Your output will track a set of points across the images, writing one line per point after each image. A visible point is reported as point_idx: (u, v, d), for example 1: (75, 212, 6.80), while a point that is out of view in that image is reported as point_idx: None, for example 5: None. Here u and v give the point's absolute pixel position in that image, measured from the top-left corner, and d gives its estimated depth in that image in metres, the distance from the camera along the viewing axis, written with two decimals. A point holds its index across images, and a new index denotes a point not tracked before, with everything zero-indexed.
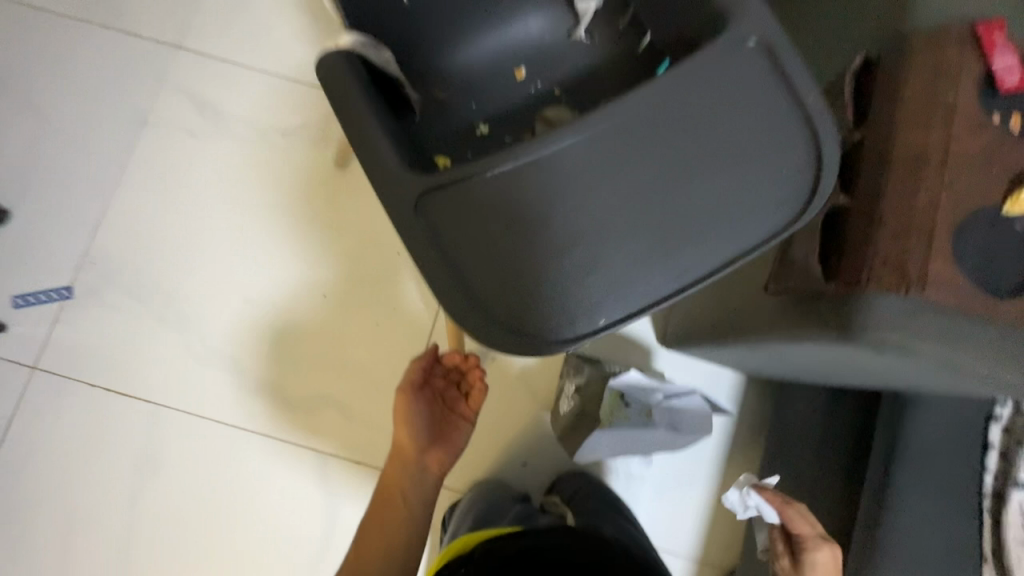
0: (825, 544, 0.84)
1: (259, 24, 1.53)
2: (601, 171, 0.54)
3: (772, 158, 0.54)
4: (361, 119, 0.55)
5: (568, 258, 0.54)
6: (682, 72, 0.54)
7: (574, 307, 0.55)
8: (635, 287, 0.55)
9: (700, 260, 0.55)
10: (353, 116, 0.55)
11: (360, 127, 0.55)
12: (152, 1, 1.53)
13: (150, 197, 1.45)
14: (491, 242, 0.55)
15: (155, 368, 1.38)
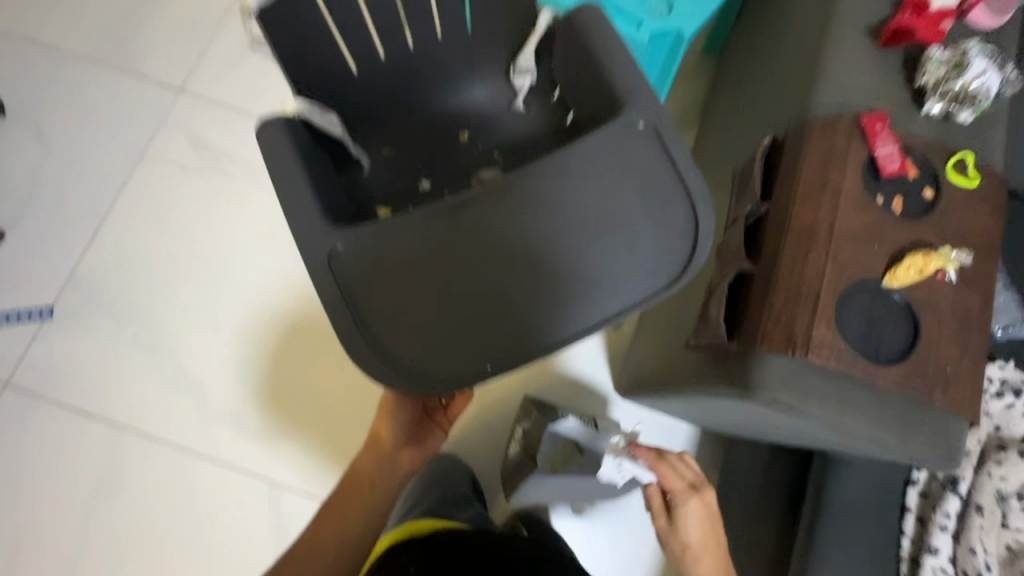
0: (694, 495, 0.87)
1: (258, 73, 1.64)
2: (506, 229, 0.60)
3: (657, 225, 0.59)
4: (289, 175, 0.61)
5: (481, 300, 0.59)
6: (580, 145, 0.60)
7: (485, 351, 0.58)
8: (557, 319, 0.58)
9: (600, 309, 0.59)
10: (281, 172, 0.61)
11: (287, 181, 0.61)
12: (162, 48, 1.65)
13: (139, 225, 1.53)
14: (401, 289, 0.59)
15: (123, 389, 1.41)
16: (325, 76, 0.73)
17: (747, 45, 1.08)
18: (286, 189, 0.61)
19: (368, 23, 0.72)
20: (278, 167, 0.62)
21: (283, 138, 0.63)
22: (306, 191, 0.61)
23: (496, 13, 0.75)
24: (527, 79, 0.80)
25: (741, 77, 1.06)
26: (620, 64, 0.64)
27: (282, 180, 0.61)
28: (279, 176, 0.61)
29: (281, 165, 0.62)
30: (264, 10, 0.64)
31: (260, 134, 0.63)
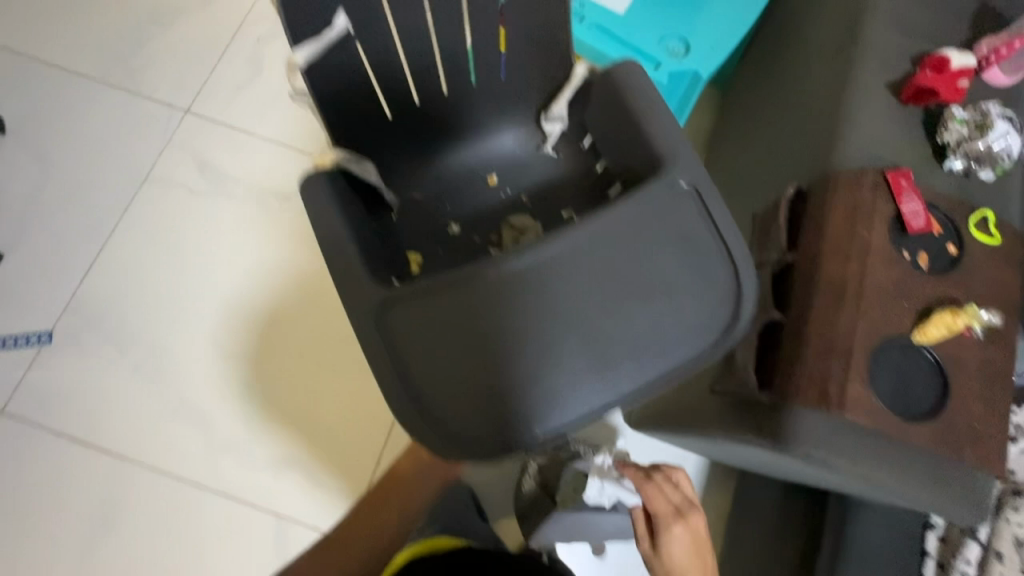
0: (681, 522, 0.83)
1: (266, 95, 1.63)
2: (547, 289, 0.60)
3: (698, 288, 0.60)
4: (334, 233, 0.62)
5: (525, 362, 0.58)
6: (622, 207, 0.61)
7: (526, 414, 0.57)
8: (601, 384, 0.58)
9: (644, 373, 0.58)
10: (327, 229, 0.63)
11: (331, 238, 0.62)
12: (169, 68, 1.64)
13: (144, 249, 1.50)
14: (444, 347, 0.59)
15: (125, 418, 1.37)
16: (360, 123, 0.72)
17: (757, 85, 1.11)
18: (334, 247, 0.62)
19: (405, 72, 0.72)
20: (324, 225, 0.63)
21: (327, 197, 0.65)
22: (352, 249, 0.62)
23: (531, 63, 0.75)
24: (558, 125, 0.81)
25: (750, 116, 1.08)
26: (659, 124, 0.65)
27: (327, 238, 0.62)
28: (324, 234, 0.62)
29: (327, 224, 0.63)
30: (311, 67, 0.64)
31: (304, 191, 0.65)
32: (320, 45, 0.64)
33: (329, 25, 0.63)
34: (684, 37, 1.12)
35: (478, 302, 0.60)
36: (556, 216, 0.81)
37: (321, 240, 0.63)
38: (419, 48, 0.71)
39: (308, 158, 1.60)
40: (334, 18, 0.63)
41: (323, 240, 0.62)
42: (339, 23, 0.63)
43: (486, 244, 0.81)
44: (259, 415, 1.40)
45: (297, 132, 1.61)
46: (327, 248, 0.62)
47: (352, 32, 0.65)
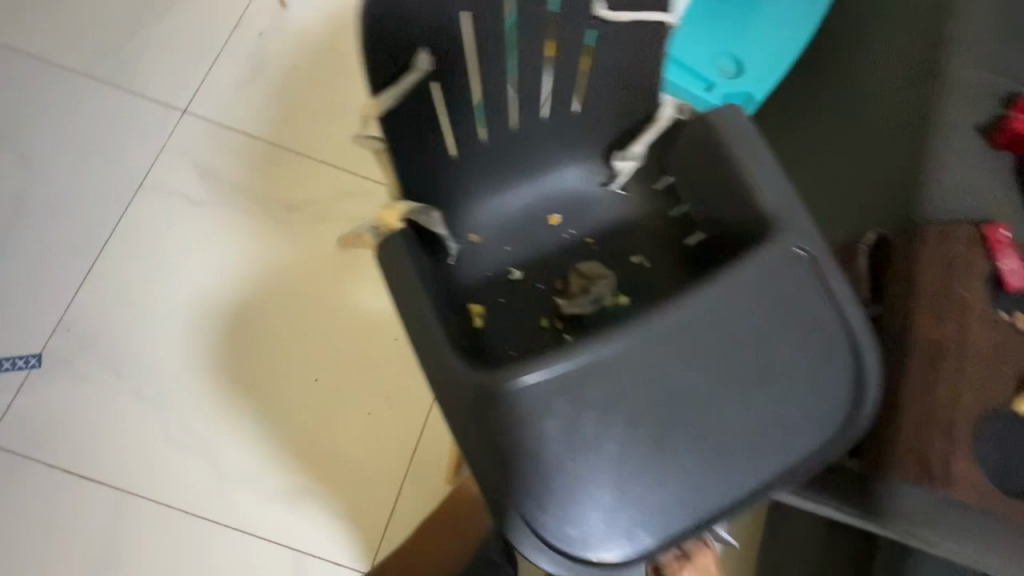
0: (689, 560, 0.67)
1: (269, 94, 1.50)
2: (660, 375, 0.52)
3: (818, 368, 0.54)
4: (414, 303, 0.55)
5: (641, 459, 0.51)
6: (736, 277, 0.55)
7: (642, 517, 0.50)
8: (726, 482, 0.51)
9: (770, 468, 0.52)
10: (406, 299, 0.55)
11: (412, 309, 0.55)
12: (162, 63, 1.50)
13: (142, 263, 1.39)
14: (546, 446, 0.50)
15: (127, 449, 1.28)
16: (424, 164, 0.64)
17: (793, 99, 1.04)
18: (413, 320, 0.54)
19: (478, 107, 0.64)
20: (402, 294, 0.55)
21: (404, 256, 0.57)
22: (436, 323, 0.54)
23: (612, 99, 0.68)
24: (631, 163, 0.73)
25: (792, 128, 1.00)
26: (768, 179, 0.59)
27: (407, 309, 0.55)
28: (403, 305, 0.55)
29: (405, 293, 0.55)
30: (389, 113, 0.57)
31: (381, 257, 0.57)
32: (401, 86, 0.56)
33: (409, 65, 0.56)
34: (736, 57, 1.05)
35: (583, 393, 0.51)
36: (625, 261, 0.75)
37: (400, 313, 0.55)
38: (496, 82, 0.63)
39: (315, 163, 1.48)
40: (413, 56, 0.55)
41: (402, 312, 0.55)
42: (419, 60, 0.56)
43: (551, 292, 0.74)
44: (272, 444, 1.32)
45: (304, 136, 1.49)
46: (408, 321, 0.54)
47: (432, 68, 0.57)
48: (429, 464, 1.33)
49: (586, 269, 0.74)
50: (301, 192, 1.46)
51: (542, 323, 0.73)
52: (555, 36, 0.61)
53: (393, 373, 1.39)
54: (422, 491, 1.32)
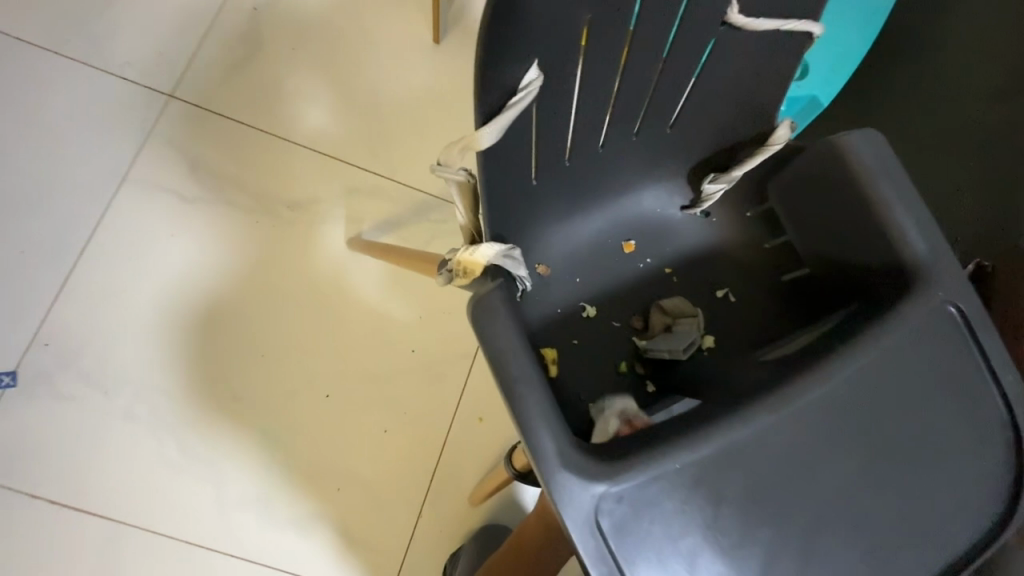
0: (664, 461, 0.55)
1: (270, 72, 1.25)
2: (806, 460, 0.44)
3: (974, 448, 0.46)
4: (517, 377, 0.44)
5: (782, 562, 0.43)
6: (886, 340, 0.47)
7: None
8: None
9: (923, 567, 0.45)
10: (506, 373, 0.44)
11: (516, 386, 0.44)
12: (140, 23, 1.24)
13: (124, 260, 1.16)
14: (679, 549, 0.42)
15: (116, 475, 1.10)
16: (504, 192, 0.55)
17: (869, 102, 0.94)
18: (519, 399, 0.44)
19: (571, 127, 0.55)
20: (502, 365, 0.45)
21: (499, 309, 0.46)
22: (546, 401, 0.44)
23: (716, 118, 0.60)
24: (722, 187, 0.63)
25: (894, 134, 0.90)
26: (917, 220, 0.51)
27: (509, 385, 0.44)
28: (504, 380, 0.44)
29: (505, 364, 0.45)
30: (489, 147, 0.48)
31: (474, 318, 0.46)
32: (506, 112, 0.46)
33: (519, 85, 0.46)
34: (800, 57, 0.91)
35: (721, 484, 0.43)
36: (710, 295, 0.66)
37: (501, 390, 0.44)
38: (595, 99, 0.54)
39: (324, 152, 1.23)
40: (524, 73, 0.46)
41: (502, 389, 0.44)
42: (530, 78, 0.46)
43: (628, 331, 0.66)
44: (282, 468, 1.15)
45: (312, 130, 1.24)
46: (512, 401, 0.44)
47: (541, 86, 0.48)
48: (452, 487, 1.18)
49: (670, 305, 0.65)
50: (311, 190, 1.22)
51: (621, 368, 0.64)
52: (671, 49, 0.52)
53: (415, 390, 1.20)
54: (445, 517, 1.17)
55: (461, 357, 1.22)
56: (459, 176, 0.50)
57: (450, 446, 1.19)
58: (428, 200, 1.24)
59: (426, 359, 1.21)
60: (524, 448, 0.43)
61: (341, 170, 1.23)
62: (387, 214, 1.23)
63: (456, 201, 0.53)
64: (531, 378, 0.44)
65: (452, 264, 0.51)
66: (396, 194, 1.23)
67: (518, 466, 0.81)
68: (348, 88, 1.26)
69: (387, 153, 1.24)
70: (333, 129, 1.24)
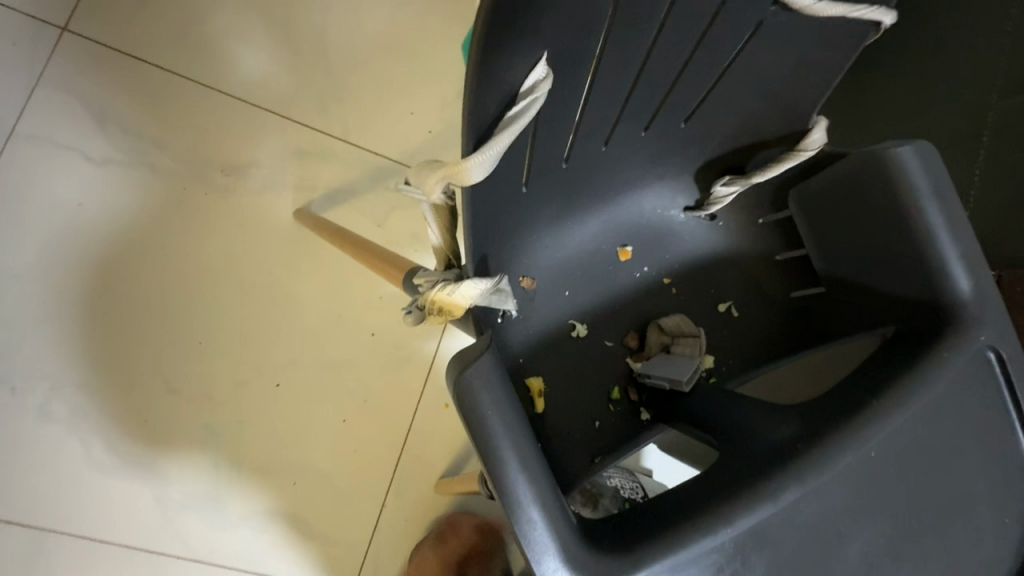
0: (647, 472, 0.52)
1: None
2: (835, 536, 0.39)
3: (1002, 507, 0.42)
4: (512, 469, 0.35)
5: None
6: (928, 392, 0.41)
7: None
8: None
9: None
10: (498, 462, 0.35)
11: (510, 480, 0.35)
12: None
13: (19, 225, 0.93)
14: None
15: (32, 482, 0.92)
16: (489, 202, 0.46)
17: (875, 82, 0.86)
18: (515, 495, 0.35)
19: (575, 123, 0.47)
20: (494, 454, 0.35)
21: (486, 365, 0.37)
22: (547, 491, 0.36)
23: (739, 113, 0.51)
24: (736, 191, 0.55)
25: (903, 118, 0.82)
26: (961, 250, 0.45)
27: (501, 479, 0.35)
28: (496, 472, 0.35)
29: (498, 455, 0.35)
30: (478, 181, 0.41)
31: (457, 391, 0.36)
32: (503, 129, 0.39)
33: (520, 90, 0.39)
34: None
35: (743, 569, 0.37)
36: (712, 309, 0.60)
37: (493, 484, 0.35)
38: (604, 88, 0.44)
39: (266, 100, 1.03)
40: (528, 74, 0.39)
41: (493, 484, 0.35)
42: (536, 79, 0.39)
43: (622, 351, 0.58)
44: (232, 463, 1.00)
45: (251, 70, 1.03)
46: (505, 499, 0.35)
47: (548, 88, 0.40)
48: (419, 474, 1.08)
49: (669, 323, 0.57)
50: (252, 144, 1.02)
51: (614, 394, 0.57)
52: (709, 25, 0.44)
53: (377, 375, 1.07)
54: (411, 508, 1.07)
55: (427, 342, 1.09)
56: (436, 200, 0.42)
57: (416, 434, 1.08)
58: (387, 165, 1.09)
59: (388, 343, 1.08)
60: (521, 552, 0.35)
61: (284, 128, 1.04)
62: (341, 181, 1.06)
63: (428, 220, 0.43)
64: (529, 464, 0.35)
65: (425, 301, 0.43)
66: (351, 158, 1.07)
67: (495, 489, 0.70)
68: (292, 26, 1.05)
69: (340, 109, 1.07)
70: (273, 75, 1.04)
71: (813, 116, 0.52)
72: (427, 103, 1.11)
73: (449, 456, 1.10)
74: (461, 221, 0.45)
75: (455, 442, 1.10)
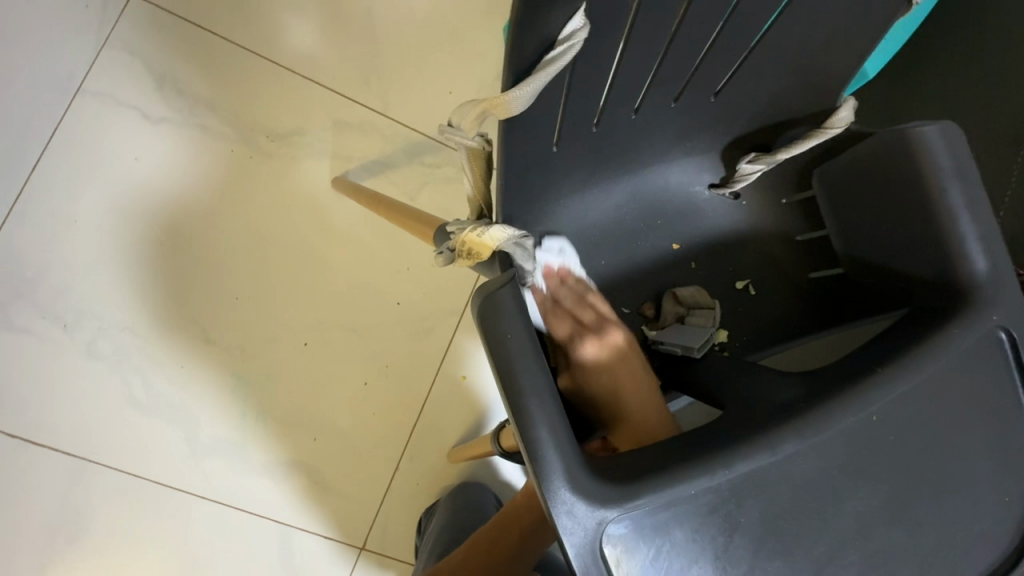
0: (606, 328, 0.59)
1: None
2: (830, 491, 0.40)
3: (1002, 481, 0.43)
4: (526, 391, 0.39)
5: None
6: (933, 365, 0.42)
7: None
8: None
9: None
10: (516, 385, 0.39)
11: (524, 405, 0.38)
12: None
13: (81, 175, 0.99)
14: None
15: (75, 412, 0.96)
16: (522, 157, 0.49)
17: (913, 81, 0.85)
18: (528, 416, 0.38)
19: (608, 87, 0.49)
20: (511, 377, 0.39)
21: (509, 301, 0.41)
22: (558, 419, 0.39)
23: (766, 91, 0.53)
24: (760, 169, 0.56)
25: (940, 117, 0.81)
26: (982, 231, 0.45)
27: (517, 400, 0.39)
28: (511, 393, 0.39)
29: (515, 377, 0.39)
30: (517, 114, 0.44)
31: (482, 317, 0.40)
32: (540, 71, 0.42)
33: (558, 36, 0.41)
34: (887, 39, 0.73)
35: (737, 512, 0.39)
36: (729, 286, 0.61)
37: (507, 405, 0.39)
38: (638, 52, 0.47)
39: (312, 71, 1.08)
40: (566, 22, 0.41)
41: (508, 407, 0.39)
42: (573, 28, 0.41)
43: (638, 319, 0.62)
44: (257, 413, 1.03)
45: (301, 42, 1.07)
46: (519, 420, 0.38)
47: (585, 37, 0.42)
48: (432, 441, 1.10)
49: (686, 294, 0.60)
50: (296, 113, 1.07)
51: None
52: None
53: (398, 340, 1.09)
54: (424, 472, 1.09)
55: (450, 313, 1.11)
56: (472, 142, 0.45)
57: (433, 402, 1.10)
58: (422, 141, 1.12)
59: (412, 312, 1.10)
60: (529, 471, 0.38)
61: (328, 98, 1.08)
62: (378, 152, 1.10)
63: (466, 168, 0.47)
64: (541, 390, 0.39)
65: (457, 243, 0.49)
66: (387, 132, 1.10)
67: (506, 445, 0.81)
68: (340, 3, 1.09)
69: (380, 84, 1.10)
70: (320, 48, 1.08)
71: (842, 97, 0.54)
72: (464, 82, 1.14)
73: (463, 425, 1.11)
74: (494, 175, 0.49)
75: (470, 414, 1.11)
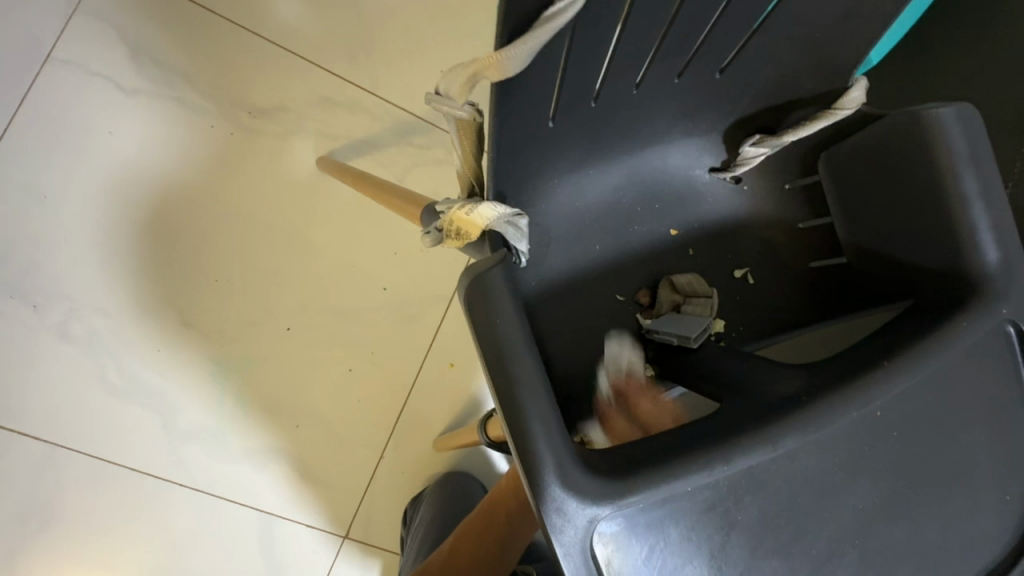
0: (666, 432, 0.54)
1: None
2: (832, 488, 0.39)
3: (1004, 479, 0.41)
4: (517, 379, 0.36)
5: None
6: (941, 359, 0.40)
7: None
8: None
9: None
10: (506, 374, 0.37)
11: (515, 395, 0.36)
12: None
13: (48, 146, 0.93)
14: None
15: (45, 397, 0.92)
16: (516, 133, 0.46)
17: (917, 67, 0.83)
18: (519, 406, 0.36)
19: (609, 58, 0.45)
20: (501, 365, 0.37)
21: (500, 286, 0.39)
22: (549, 410, 0.37)
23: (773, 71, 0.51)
24: (764, 152, 0.54)
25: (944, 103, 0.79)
26: (995, 221, 0.43)
27: (507, 390, 0.36)
28: (501, 382, 0.37)
29: (504, 366, 0.37)
30: (513, 78, 0.41)
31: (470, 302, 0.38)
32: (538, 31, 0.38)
33: None
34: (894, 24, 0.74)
35: (735, 509, 0.38)
36: (728, 274, 0.59)
37: (496, 394, 0.37)
38: (642, 23, 0.44)
39: (297, 45, 1.03)
40: None
41: (499, 397, 0.37)
42: None
43: (632, 306, 0.59)
44: (237, 398, 1.00)
45: (286, 14, 1.02)
46: (509, 411, 0.36)
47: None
48: (418, 430, 1.07)
49: (683, 282, 0.57)
50: (281, 88, 1.02)
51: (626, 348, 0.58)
52: None
53: (384, 327, 1.06)
54: (408, 461, 1.07)
55: (439, 300, 1.08)
56: (462, 111, 0.42)
57: (419, 390, 1.07)
58: (411, 120, 1.08)
59: (400, 297, 1.07)
60: (519, 465, 0.36)
61: (313, 73, 1.03)
62: (365, 131, 1.06)
63: (456, 141, 0.46)
64: (532, 379, 0.37)
65: (446, 222, 0.47)
66: (375, 110, 1.06)
67: (493, 436, 0.79)
68: None
69: (369, 60, 1.06)
70: (305, 20, 1.03)
71: (855, 76, 0.51)
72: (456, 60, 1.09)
73: (450, 414, 1.09)
74: (484, 150, 0.47)
75: (457, 403, 1.09)
